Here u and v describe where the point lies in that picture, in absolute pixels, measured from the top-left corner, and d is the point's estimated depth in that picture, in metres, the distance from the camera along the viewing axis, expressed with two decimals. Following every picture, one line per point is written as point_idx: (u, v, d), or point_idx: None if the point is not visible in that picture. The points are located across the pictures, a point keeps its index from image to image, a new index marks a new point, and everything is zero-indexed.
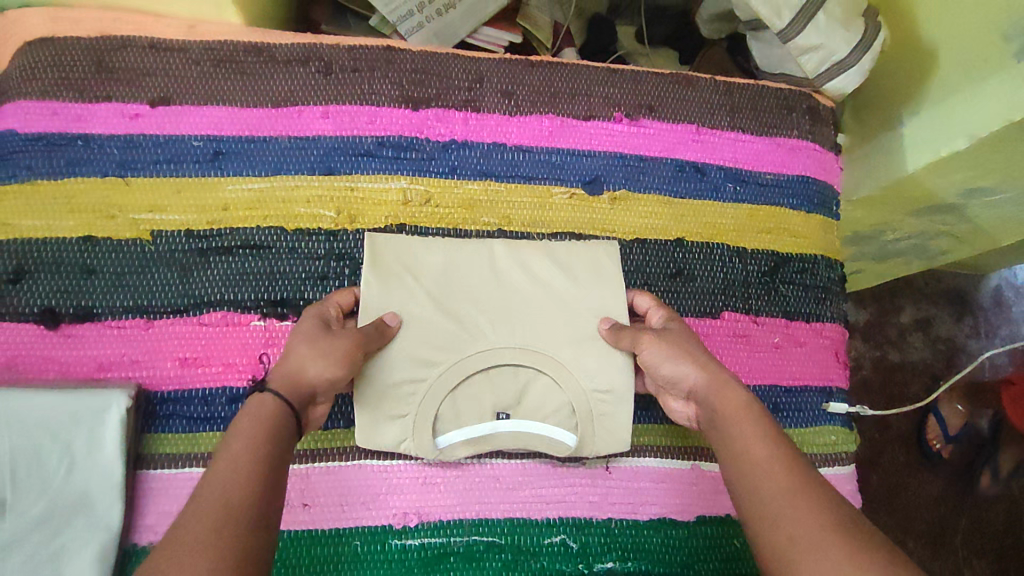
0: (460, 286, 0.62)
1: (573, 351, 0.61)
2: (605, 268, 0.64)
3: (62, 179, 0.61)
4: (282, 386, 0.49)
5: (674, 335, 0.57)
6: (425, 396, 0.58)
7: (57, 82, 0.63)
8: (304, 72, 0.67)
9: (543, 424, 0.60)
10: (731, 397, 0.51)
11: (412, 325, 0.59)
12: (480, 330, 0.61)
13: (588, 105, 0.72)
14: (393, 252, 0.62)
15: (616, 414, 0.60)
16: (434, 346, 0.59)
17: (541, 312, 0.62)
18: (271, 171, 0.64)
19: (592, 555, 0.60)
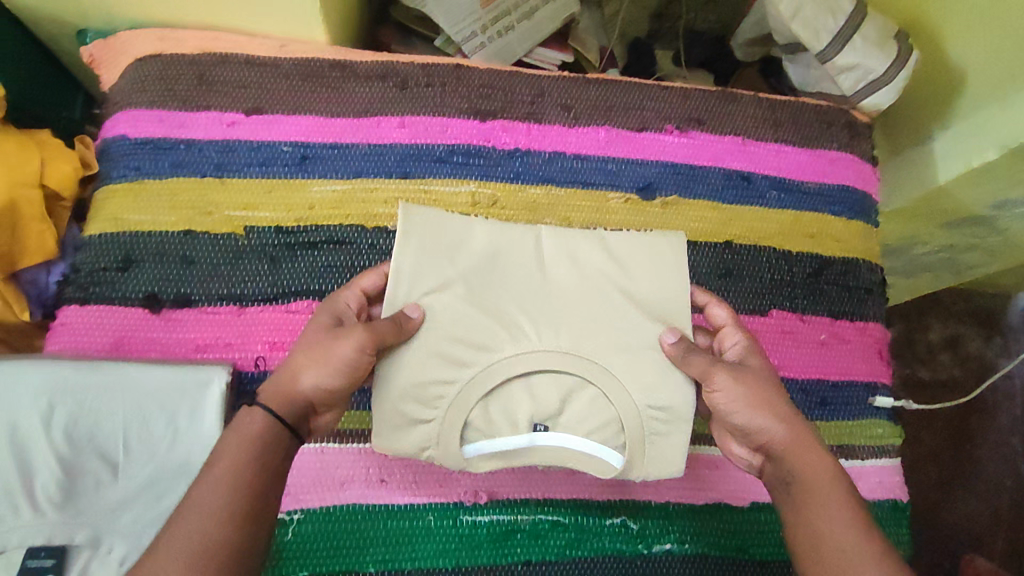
0: (502, 281, 0.58)
1: (624, 362, 0.56)
2: (664, 265, 0.60)
3: (166, 179, 0.67)
4: (274, 402, 0.51)
5: (752, 378, 0.56)
6: (455, 400, 0.54)
7: (163, 93, 0.69)
8: (382, 86, 0.73)
9: (587, 441, 0.55)
10: (813, 463, 0.53)
11: (446, 321, 0.55)
12: (521, 330, 0.56)
13: (641, 118, 0.77)
14: (428, 236, 0.57)
15: (669, 436, 0.55)
16: (468, 346, 0.55)
17: (590, 314, 0.57)
18: (352, 174, 0.70)
19: (651, 536, 0.63)
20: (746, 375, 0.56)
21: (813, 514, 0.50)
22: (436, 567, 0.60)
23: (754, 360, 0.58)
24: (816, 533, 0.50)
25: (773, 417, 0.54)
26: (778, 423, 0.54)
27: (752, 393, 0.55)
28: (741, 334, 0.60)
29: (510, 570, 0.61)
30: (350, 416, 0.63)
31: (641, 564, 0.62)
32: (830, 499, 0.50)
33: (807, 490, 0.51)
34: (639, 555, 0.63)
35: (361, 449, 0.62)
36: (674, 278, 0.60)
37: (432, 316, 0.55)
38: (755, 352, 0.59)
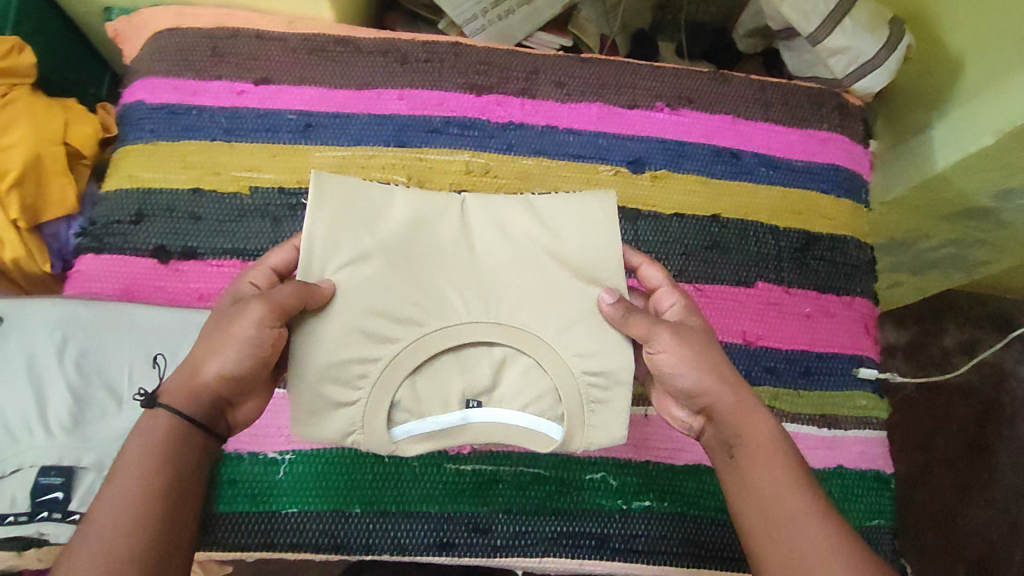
0: (424, 249, 0.55)
1: (558, 330, 0.55)
2: (596, 223, 0.57)
3: (178, 141, 0.71)
4: (176, 397, 0.50)
5: (693, 338, 0.54)
6: (380, 378, 0.52)
7: (179, 64, 0.74)
8: (384, 61, 0.77)
9: (522, 414, 0.55)
10: (756, 424, 0.53)
11: (362, 294, 0.53)
12: (448, 303, 0.55)
13: (633, 95, 0.80)
14: (341, 200, 0.54)
15: (610, 403, 0.54)
16: (390, 320, 0.53)
17: (518, 281, 0.55)
18: (353, 142, 0.73)
19: (631, 493, 0.64)
20: (686, 336, 0.54)
21: (750, 477, 0.51)
22: (418, 511, 0.61)
23: (692, 322, 0.57)
24: (753, 497, 0.50)
25: (715, 376, 0.53)
26: (722, 384, 0.53)
27: (693, 355, 0.53)
28: (677, 292, 0.59)
29: (490, 518, 0.62)
30: None
31: (619, 519, 0.63)
32: (769, 461, 0.51)
33: (748, 454, 0.52)
34: (618, 510, 0.64)
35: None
36: (607, 234, 0.57)
37: (349, 290, 0.53)
38: (693, 315, 0.58)
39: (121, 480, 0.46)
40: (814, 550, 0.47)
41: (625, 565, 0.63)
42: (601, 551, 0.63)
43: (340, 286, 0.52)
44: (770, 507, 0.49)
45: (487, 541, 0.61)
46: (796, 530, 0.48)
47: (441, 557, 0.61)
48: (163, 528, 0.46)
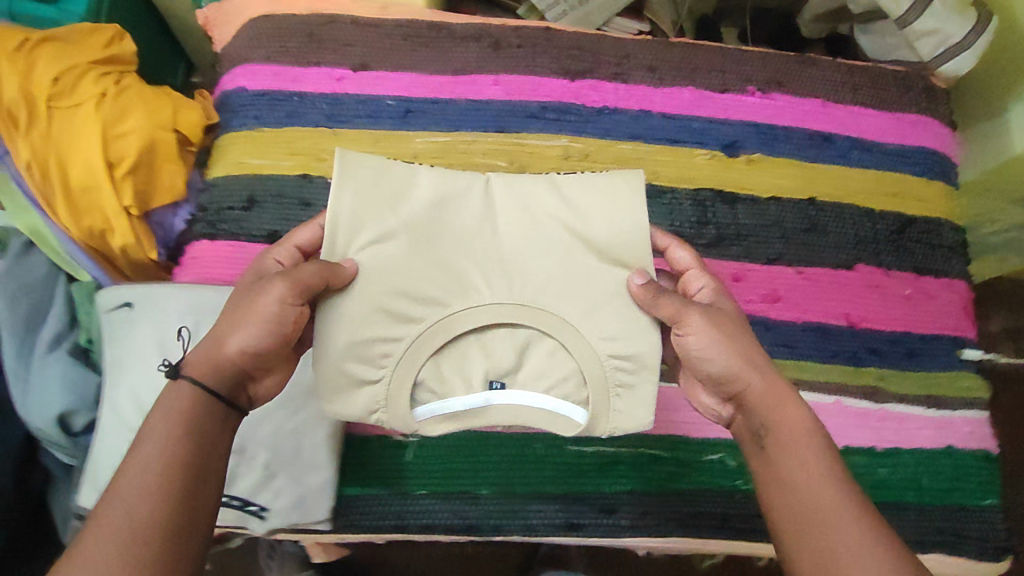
0: (448, 231, 0.53)
1: (582, 313, 0.53)
2: (624, 203, 0.54)
3: (283, 128, 0.71)
4: (200, 368, 0.47)
5: (723, 320, 0.51)
6: (404, 358, 0.52)
7: (278, 51, 0.73)
8: (477, 46, 0.76)
9: (546, 397, 0.54)
10: (790, 415, 0.48)
11: (387, 274, 0.52)
12: (470, 285, 0.54)
13: (724, 80, 0.79)
14: (364, 177, 0.52)
15: (634, 387, 0.54)
16: (414, 301, 0.52)
17: (542, 265, 0.54)
18: (452, 128, 0.73)
19: (750, 474, 0.66)
20: (717, 318, 0.51)
21: (785, 470, 0.46)
22: (544, 493, 0.62)
23: (725, 307, 0.54)
24: (789, 492, 0.45)
25: (744, 360, 0.50)
26: (752, 369, 0.50)
27: (723, 338, 0.50)
28: (708, 276, 0.57)
29: (616, 498, 0.63)
30: None
31: (740, 498, 0.65)
32: (807, 454, 0.46)
33: (782, 445, 0.47)
34: (738, 491, 0.65)
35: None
36: (635, 215, 0.54)
37: (372, 270, 0.52)
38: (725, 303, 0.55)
39: (150, 446, 0.42)
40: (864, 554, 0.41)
41: (747, 543, 0.65)
42: (724, 529, 0.64)
43: (363, 266, 0.51)
44: (814, 504, 0.44)
45: (613, 521, 0.63)
46: (841, 530, 0.43)
47: (570, 536, 0.62)
48: (182, 516, 0.41)
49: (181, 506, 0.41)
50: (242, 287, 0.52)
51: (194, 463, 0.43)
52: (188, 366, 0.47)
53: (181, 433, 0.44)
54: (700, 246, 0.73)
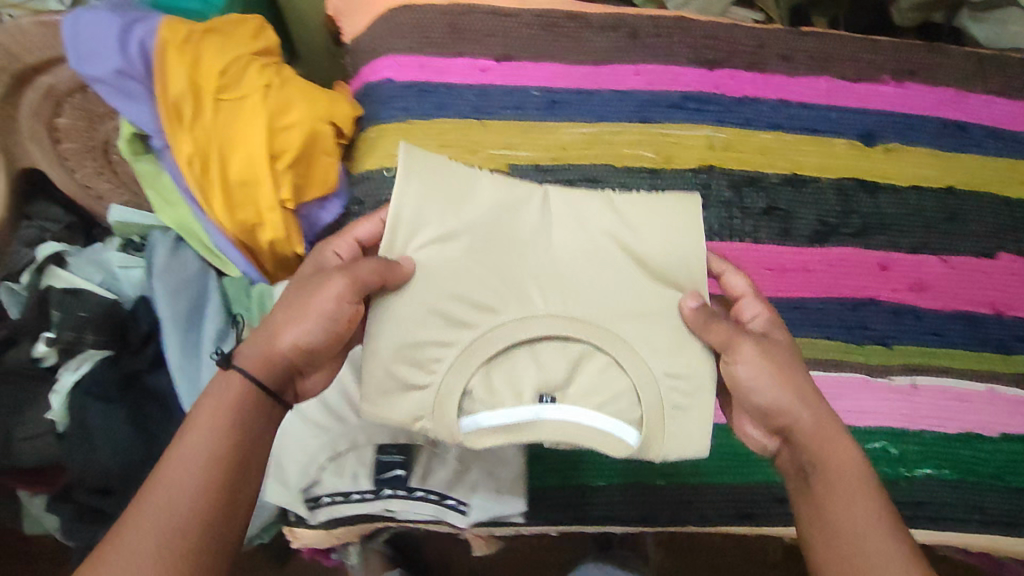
0: (506, 239, 0.51)
1: (637, 327, 0.50)
2: (685, 224, 0.53)
3: (432, 120, 0.70)
4: (253, 359, 0.50)
5: (773, 353, 0.52)
6: (455, 365, 0.49)
7: (420, 41, 0.72)
8: (615, 35, 0.76)
9: (598, 414, 0.49)
10: (841, 452, 0.50)
11: (446, 277, 0.49)
12: (527, 292, 0.51)
13: (859, 69, 0.78)
14: (428, 179, 0.51)
15: (689, 409, 0.50)
16: (468, 307, 0.49)
17: (599, 278, 0.51)
18: (597, 119, 0.73)
19: (911, 461, 0.68)
20: (768, 350, 0.52)
21: (832, 509, 0.48)
22: (719, 481, 0.65)
23: (779, 336, 0.55)
24: (836, 531, 0.47)
25: (797, 396, 0.52)
26: (805, 406, 0.51)
27: (775, 372, 0.52)
28: (763, 304, 0.57)
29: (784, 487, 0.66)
30: None
31: (905, 485, 0.67)
32: (856, 498, 0.48)
33: (830, 483, 0.49)
34: (901, 478, 0.68)
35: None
36: (695, 235, 0.53)
37: (428, 272, 0.50)
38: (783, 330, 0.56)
39: (195, 442, 0.45)
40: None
41: (915, 531, 0.67)
42: None
43: (422, 266, 0.50)
44: (859, 545, 0.46)
45: (786, 509, 0.65)
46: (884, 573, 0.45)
47: (743, 526, 0.65)
48: (215, 512, 0.44)
49: (216, 506, 0.44)
50: (299, 279, 0.54)
51: (235, 462, 0.46)
52: (241, 356, 0.50)
53: (222, 431, 0.46)
54: (845, 236, 0.73)
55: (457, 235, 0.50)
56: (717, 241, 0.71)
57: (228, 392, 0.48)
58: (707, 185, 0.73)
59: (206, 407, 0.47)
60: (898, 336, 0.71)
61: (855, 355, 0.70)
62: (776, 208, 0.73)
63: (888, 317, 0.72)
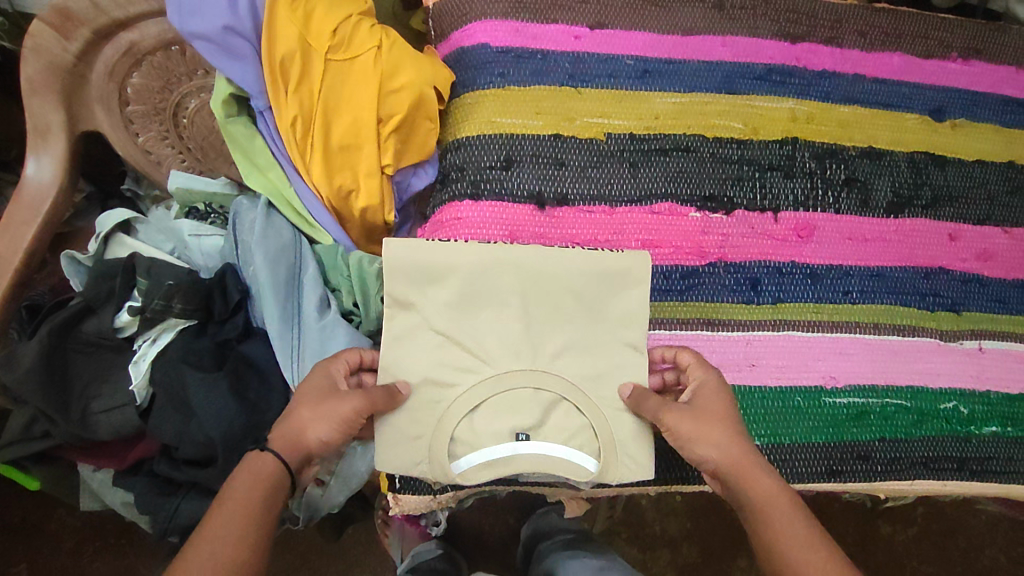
0: (481, 303, 0.57)
1: (591, 377, 0.57)
2: (632, 282, 0.57)
3: (530, 86, 0.70)
4: (282, 445, 0.48)
5: (702, 411, 0.52)
6: (443, 417, 0.55)
7: (514, 6, 0.73)
8: (703, 7, 0.78)
9: (562, 446, 0.54)
10: (761, 487, 0.49)
11: (432, 343, 0.57)
12: (500, 350, 0.56)
13: (927, 46, 0.82)
14: (411, 256, 0.56)
15: (636, 441, 0.56)
16: (451, 367, 0.56)
17: (559, 339, 0.57)
18: (688, 89, 0.74)
19: (980, 420, 0.70)
20: (694, 410, 0.52)
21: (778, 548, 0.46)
22: (811, 441, 0.66)
23: (710, 393, 0.54)
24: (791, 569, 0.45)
25: (712, 442, 0.51)
26: (718, 448, 0.50)
27: (698, 425, 0.51)
28: (713, 368, 0.56)
29: (869, 446, 0.67)
30: (736, 308, 0.69)
31: (974, 442, 0.69)
32: (792, 529, 0.46)
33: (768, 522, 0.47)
34: (970, 435, 0.70)
35: (747, 337, 0.68)
36: (643, 294, 0.58)
37: (412, 342, 0.57)
38: (718, 380, 0.55)
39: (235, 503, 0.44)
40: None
41: (981, 484, 0.69)
42: (960, 472, 0.69)
43: (410, 334, 0.57)
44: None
45: (869, 467, 0.67)
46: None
47: (831, 482, 0.66)
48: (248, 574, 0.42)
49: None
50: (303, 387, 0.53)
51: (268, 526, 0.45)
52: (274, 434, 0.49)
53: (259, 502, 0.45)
54: (919, 207, 0.76)
55: (433, 306, 0.57)
56: (802, 211, 0.73)
57: (263, 467, 0.47)
58: (792, 156, 0.74)
59: (241, 479, 0.46)
60: (965, 302, 0.74)
61: (930, 321, 0.72)
62: (855, 180, 0.75)
63: (957, 285, 0.74)
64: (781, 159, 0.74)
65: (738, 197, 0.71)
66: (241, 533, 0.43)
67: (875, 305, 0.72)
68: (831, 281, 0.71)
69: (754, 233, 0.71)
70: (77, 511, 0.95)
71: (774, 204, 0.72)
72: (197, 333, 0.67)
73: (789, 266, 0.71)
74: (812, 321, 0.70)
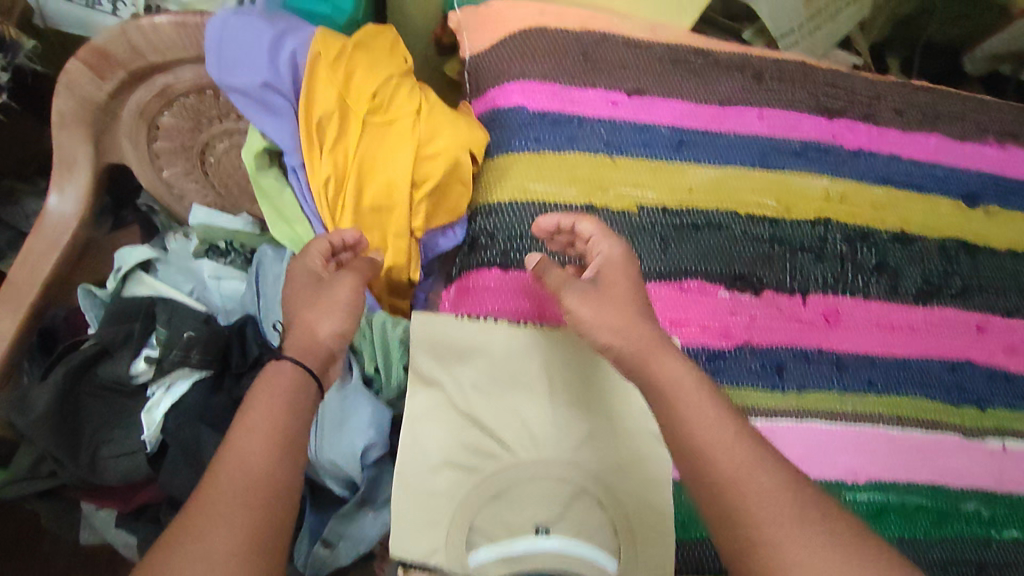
0: (506, 388, 0.58)
1: (613, 471, 0.56)
2: None
3: (564, 153, 0.69)
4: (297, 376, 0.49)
5: (605, 289, 0.53)
6: (463, 503, 0.54)
7: (554, 67, 0.72)
8: (742, 77, 0.77)
9: (581, 543, 0.53)
10: (659, 368, 0.48)
11: (455, 426, 0.57)
12: (522, 439, 0.56)
13: (964, 129, 0.81)
14: (441, 333, 0.57)
15: (659, 543, 0.54)
16: (474, 452, 0.56)
17: (582, 429, 0.57)
18: (723, 162, 0.73)
19: (1000, 523, 0.69)
20: (600, 290, 0.52)
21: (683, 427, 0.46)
22: None
23: (613, 268, 0.54)
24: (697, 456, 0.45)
25: (612, 327, 0.50)
26: (618, 332, 0.50)
27: (599, 306, 0.51)
28: (614, 240, 0.56)
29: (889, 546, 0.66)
30: (762, 395, 0.67)
31: (993, 548, 0.68)
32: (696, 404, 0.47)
33: (671, 404, 0.47)
34: (990, 540, 0.68)
35: (771, 425, 0.66)
36: None
37: (433, 423, 0.57)
38: (620, 254, 0.56)
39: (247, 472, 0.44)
40: (780, 498, 0.43)
41: None
42: None
43: (434, 414, 0.57)
44: (720, 461, 0.44)
45: None
46: (758, 500, 0.43)
47: None
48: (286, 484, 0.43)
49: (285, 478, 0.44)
50: (295, 280, 0.55)
51: None
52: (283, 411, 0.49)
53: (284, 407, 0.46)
54: (948, 297, 0.75)
55: (456, 388, 0.57)
56: (830, 295, 0.72)
57: (282, 375, 0.48)
58: (824, 238, 0.73)
59: (264, 388, 0.47)
60: (990, 399, 0.73)
61: (954, 417, 0.72)
62: (886, 265, 0.74)
63: (981, 379, 0.74)
64: (813, 241, 0.73)
65: (768, 278, 0.71)
66: (266, 460, 0.44)
67: (899, 397, 0.71)
68: (856, 370, 0.70)
69: (782, 316, 0.70)
70: (64, 543, 0.93)
71: (803, 286, 0.72)
72: (211, 390, 0.66)
73: (815, 353, 0.70)
74: (837, 412, 0.69)
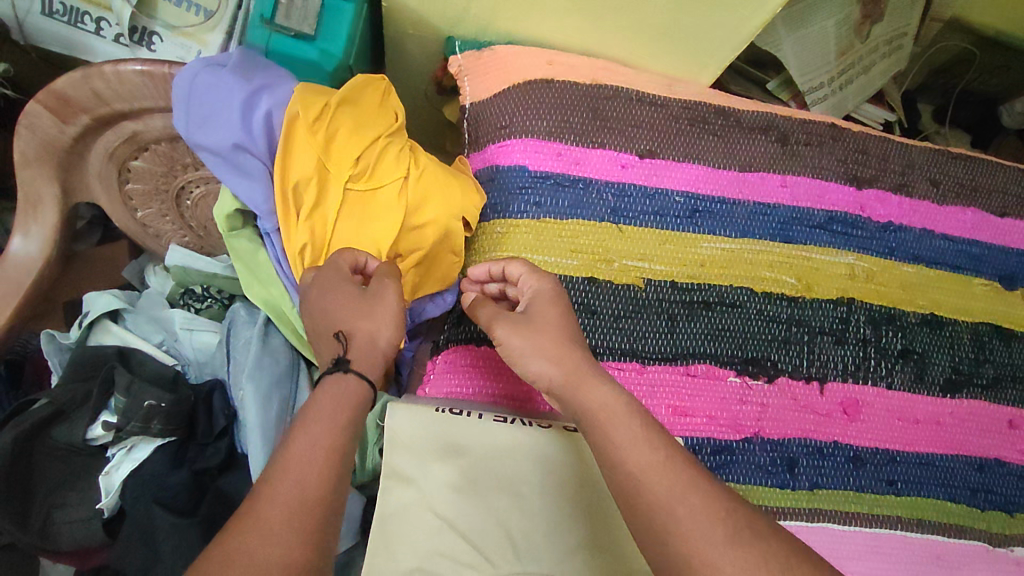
0: (485, 487, 0.52)
1: None
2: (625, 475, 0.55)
3: (566, 219, 0.64)
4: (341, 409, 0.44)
5: (536, 319, 0.48)
6: None
7: (560, 124, 0.66)
8: (765, 139, 0.71)
9: None
10: (595, 396, 0.44)
11: (429, 530, 0.50)
12: (503, 547, 0.50)
13: (1003, 202, 0.75)
14: (414, 427, 0.53)
15: None
16: (450, 561, 0.49)
17: (569, 538, 0.51)
18: (740, 233, 0.68)
19: None
20: (529, 323, 0.48)
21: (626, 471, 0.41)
22: None
23: (544, 302, 0.50)
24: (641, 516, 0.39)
25: (545, 356, 0.46)
26: (551, 361, 0.46)
27: (529, 337, 0.47)
28: (542, 276, 0.52)
29: None
30: (771, 493, 0.61)
31: None
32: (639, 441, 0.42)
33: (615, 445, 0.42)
34: None
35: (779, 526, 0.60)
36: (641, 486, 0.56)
37: (406, 524, 0.50)
38: (551, 289, 0.52)
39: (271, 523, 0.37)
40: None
41: None
42: None
43: (407, 515, 0.51)
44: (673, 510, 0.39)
45: None
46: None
47: None
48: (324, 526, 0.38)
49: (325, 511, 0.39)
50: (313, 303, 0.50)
51: None
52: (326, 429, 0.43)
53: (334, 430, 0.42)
54: (978, 387, 0.69)
55: (434, 485, 0.52)
56: (849, 383, 0.66)
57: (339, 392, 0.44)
58: (845, 320, 0.67)
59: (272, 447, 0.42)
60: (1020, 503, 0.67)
61: (979, 521, 0.66)
62: (912, 351, 0.68)
63: (1011, 481, 0.68)
64: (833, 323, 0.67)
65: (784, 363, 0.65)
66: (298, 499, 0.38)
67: (920, 499, 0.64)
68: (874, 467, 0.64)
69: (796, 405, 0.64)
70: None
71: (820, 373, 0.65)
72: (173, 463, 0.61)
73: (830, 447, 0.64)
74: (851, 513, 0.62)
